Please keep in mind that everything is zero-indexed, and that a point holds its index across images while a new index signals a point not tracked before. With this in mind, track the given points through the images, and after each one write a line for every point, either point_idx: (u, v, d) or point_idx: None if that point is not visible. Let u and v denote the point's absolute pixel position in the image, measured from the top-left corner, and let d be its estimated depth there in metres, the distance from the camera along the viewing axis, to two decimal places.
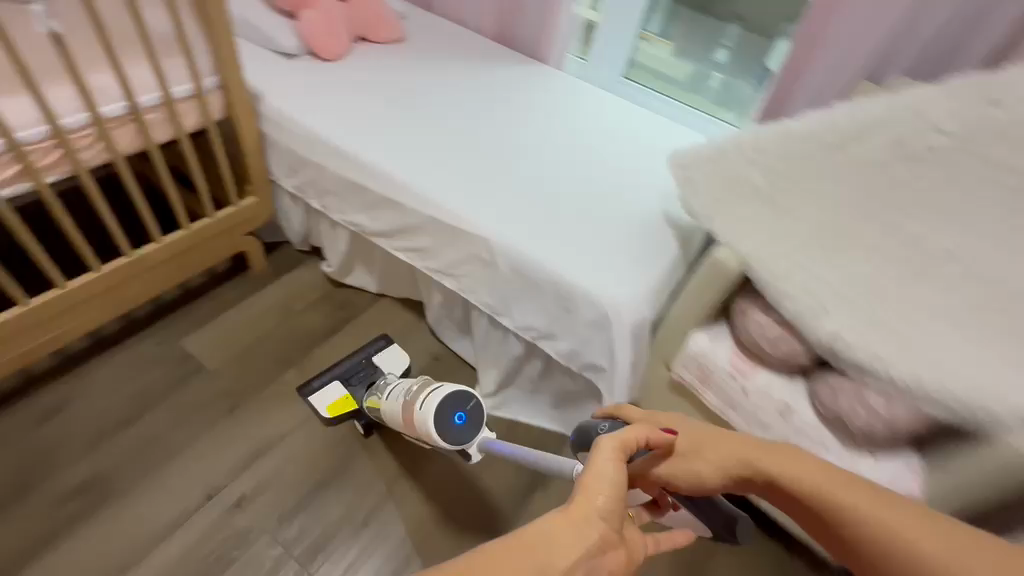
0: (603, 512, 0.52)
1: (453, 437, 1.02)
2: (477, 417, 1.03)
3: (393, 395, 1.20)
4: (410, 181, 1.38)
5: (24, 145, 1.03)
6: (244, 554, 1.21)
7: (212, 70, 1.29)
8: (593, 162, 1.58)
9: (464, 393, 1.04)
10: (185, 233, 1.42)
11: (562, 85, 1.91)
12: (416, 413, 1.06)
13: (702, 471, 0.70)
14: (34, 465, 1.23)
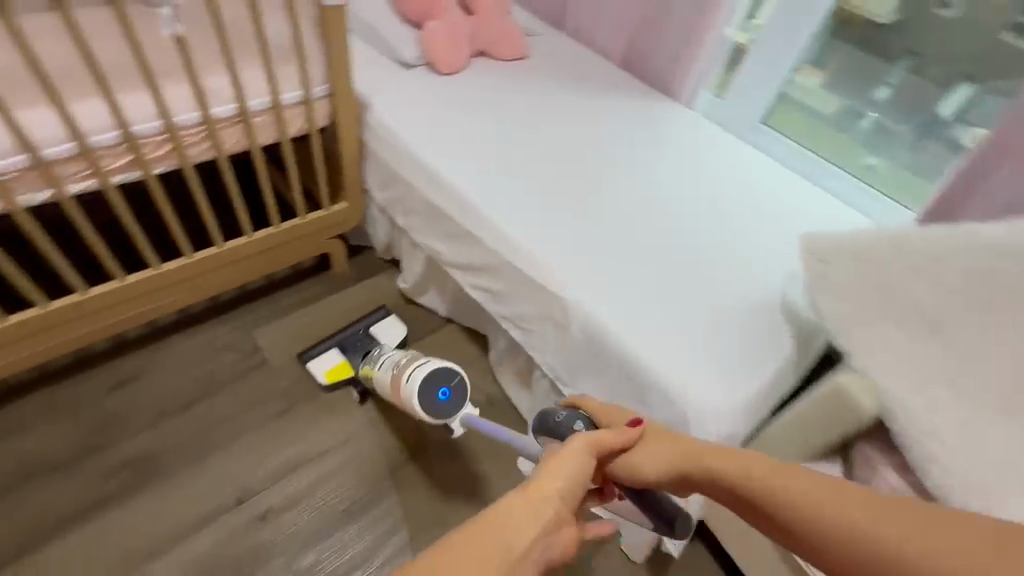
0: (561, 494, 0.54)
1: (438, 410, 1.14)
2: (459, 395, 1.15)
3: (380, 365, 1.31)
4: (496, 220, 1.28)
5: (139, 138, 1.07)
6: (265, 566, 1.19)
7: (323, 79, 1.28)
8: (705, 222, 1.38)
9: (450, 372, 1.16)
10: (275, 231, 1.44)
11: (686, 127, 1.71)
12: (403, 386, 1.17)
13: (646, 464, 0.64)
14: (102, 429, 1.31)
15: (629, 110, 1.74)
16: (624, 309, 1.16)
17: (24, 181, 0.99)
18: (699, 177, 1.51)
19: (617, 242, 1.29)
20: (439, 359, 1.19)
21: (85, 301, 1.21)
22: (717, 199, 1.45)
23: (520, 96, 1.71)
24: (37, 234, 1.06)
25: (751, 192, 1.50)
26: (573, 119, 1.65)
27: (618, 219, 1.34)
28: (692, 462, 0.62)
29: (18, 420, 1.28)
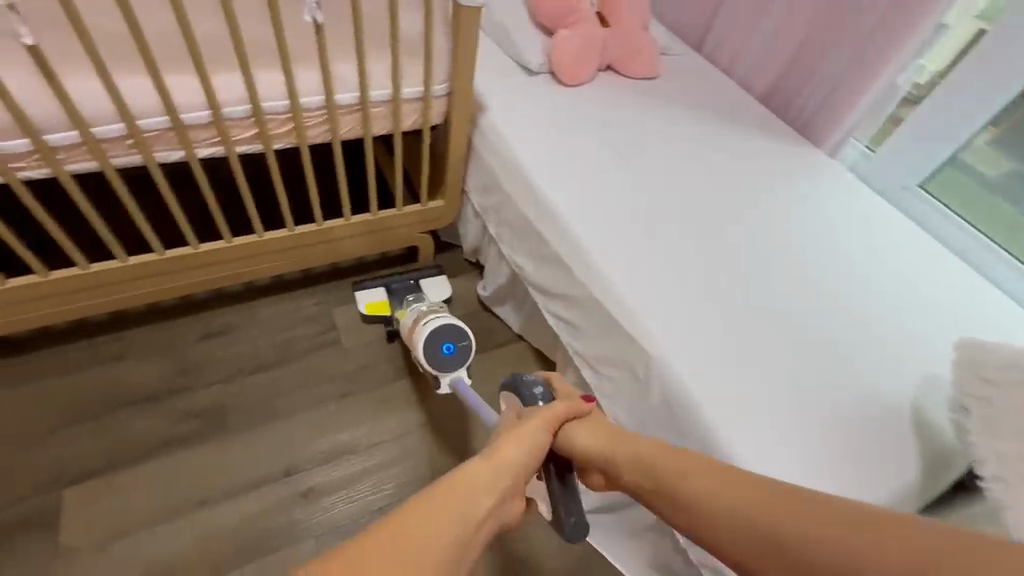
0: (519, 460, 0.59)
1: (437, 363, 1.20)
2: (463, 353, 1.21)
3: (407, 310, 1.39)
4: (591, 252, 1.20)
5: (267, 113, 1.11)
6: (299, 543, 1.21)
7: (445, 77, 1.26)
8: (826, 293, 1.21)
9: (460, 330, 1.22)
10: (371, 218, 1.46)
11: (821, 181, 1.50)
12: (414, 330, 1.26)
13: (581, 436, 0.72)
14: (184, 373, 1.40)
15: (759, 151, 1.57)
16: (713, 379, 1.04)
17: (163, 139, 1.06)
18: (828, 239, 1.33)
19: (720, 303, 1.16)
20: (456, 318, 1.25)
21: (195, 254, 1.30)
22: (846, 269, 1.27)
23: (640, 118, 1.61)
24: (164, 189, 1.15)
25: (891, 268, 1.29)
26: (692, 152, 1.52)
27: (724, 275, 1.21)
28: (618, 446, 0.70)
29: (120, 348, 1.40)
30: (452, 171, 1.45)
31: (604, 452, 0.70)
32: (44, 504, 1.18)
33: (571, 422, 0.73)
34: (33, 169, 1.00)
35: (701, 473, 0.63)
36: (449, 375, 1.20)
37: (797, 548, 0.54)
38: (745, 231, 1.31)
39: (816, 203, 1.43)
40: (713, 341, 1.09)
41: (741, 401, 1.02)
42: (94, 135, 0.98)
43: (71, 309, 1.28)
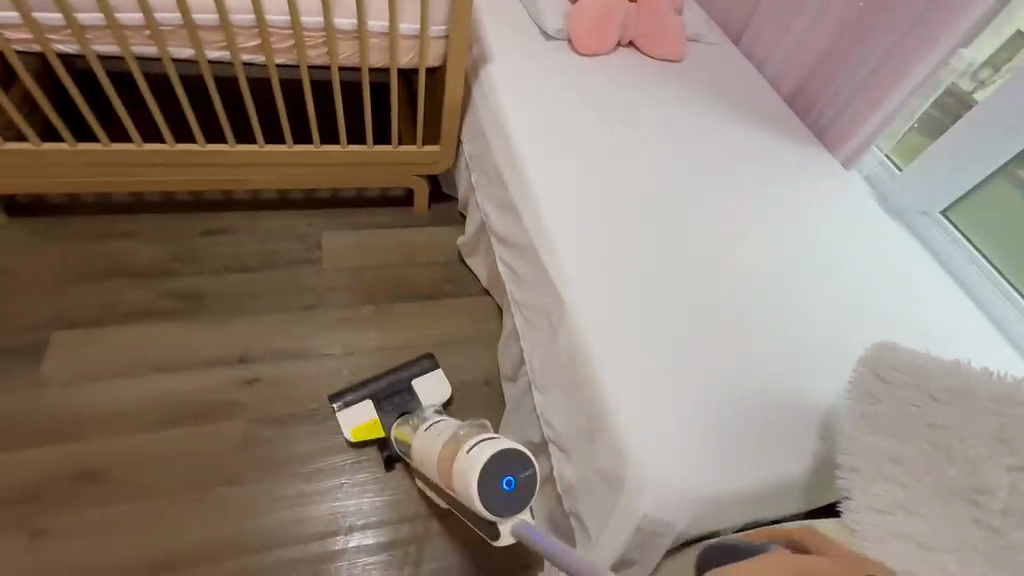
0: None
1: (499, 507, 0.87)
2: (528, 488, 0.89)
3: (434, 435, 1.12)
4: (543, 206, 1.24)
5: (270, 26, 1.22)
6: (236, 422, 1.33)
7: (443, 20, 1.32)
8: (772, 297, 1.19)
9: (518, 455, 0.91)
10: (364, 151, 1.55)
11: (813, 190, 1.45)
12: (460, 466, 0.94)
13: None
14: (178, 258, 1.56)
15: (762, 151, 1.53)
16: (624, 343, 1.06)
17: (177, 36, 1.20)
18: (793, 247, 1.30)
19: (655, 279, 1.17)
20: (504, 438, 0.95)
21: (200, 152, 1.44)
22: (804, 281, 1.24)
23: (648, 98, 1.59)
24: (175, 83, 1.29)
25: (852, 290, 1.25)
26: (689, 140, 1.50)
27: (670, 256, 1.22)
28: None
29: (130, 227, 1.58)
30: (447, 115, 1.51)
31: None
32: (37, 337, 1.36)
33: None
34: (66, 44, 1.16)
35: None
36: (514, 522, 0.87)
37: None
38: (709, 222, 1.31)
39: (797, 212, 1.39)
40: (636, 310, 1.11)
41: (642, 368, 1.03)
42: (118, 20, 1.13)
43: (92, 183, 1.46)
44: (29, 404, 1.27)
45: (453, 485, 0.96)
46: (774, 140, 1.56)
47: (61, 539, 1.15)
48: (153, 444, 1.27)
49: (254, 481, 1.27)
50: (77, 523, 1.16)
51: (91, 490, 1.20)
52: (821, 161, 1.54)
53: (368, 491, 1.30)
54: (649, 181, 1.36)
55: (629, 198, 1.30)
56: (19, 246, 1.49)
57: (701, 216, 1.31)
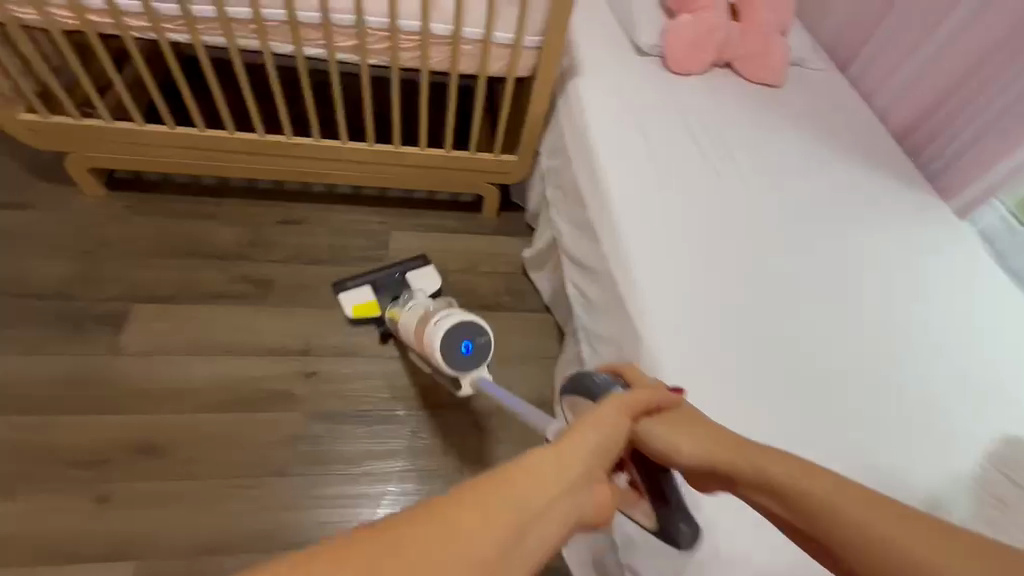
0: (595, 445, 0.48)
1: (458, 364, 1.11)
2: (482, 350, 1.12)
3: (410, 309, 1.30)
4: (624, 232, 1.18)
5: (367, 27, 1.22)
6: (291, 413, 1.35)
7: (538, 30, 1.28)
8: (862, 358, 1.09)
9: (476, 326, 1.12)
10: (441, 154, 1.54)
11: (918, 242, 1.32)
12: (426, 334, 1.14)
13: (684, 444, 0.61)
14: (253, 245, 1.60)
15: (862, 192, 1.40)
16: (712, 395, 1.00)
17: (279, 32, 1.22)
18: (889, 303, 1.18)
19: (735, 324, 1.09)
20: (466, 313, 1.14)
21: (287, 144, 1.47)
22: (901, 342, 1.12)
23: (741, 125, 1.50)
24: (272, 76, 1.32)
25: (959, 360, 1.12)
26: (782, 174, 1.40)
27: (752, 299, 1.13)
28: (735, 453, 0.61)
29: (212, 209, 1.64)
30: (529, 125, 1.47)
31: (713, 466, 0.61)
32: (119, 308, 1.43)
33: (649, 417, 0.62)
34: (178, 33, 1.20)
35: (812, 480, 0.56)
36: (471, 374, 1.13)
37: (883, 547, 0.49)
38: (796, 266, 1.21)
39: (899, 266, 1.25)
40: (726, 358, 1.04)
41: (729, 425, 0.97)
42: (227, 13, 1.16)
43: (182, 164, 1.52)
44: (105, 371, 1.33)
45: (423, 347, 1.18)
46: (877, 181, 1.43)
47: (120, 509, 1.19)
48: (211, 425, 1.30)
49: (302, 476, 1.28)
50: (135, 494, 1.21)
51: (151, 464, 1.24)
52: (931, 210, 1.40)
53: (410, 502, 1.29)
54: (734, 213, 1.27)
55: (713, 231, 1.22)
56: (111, 217, 1.56)
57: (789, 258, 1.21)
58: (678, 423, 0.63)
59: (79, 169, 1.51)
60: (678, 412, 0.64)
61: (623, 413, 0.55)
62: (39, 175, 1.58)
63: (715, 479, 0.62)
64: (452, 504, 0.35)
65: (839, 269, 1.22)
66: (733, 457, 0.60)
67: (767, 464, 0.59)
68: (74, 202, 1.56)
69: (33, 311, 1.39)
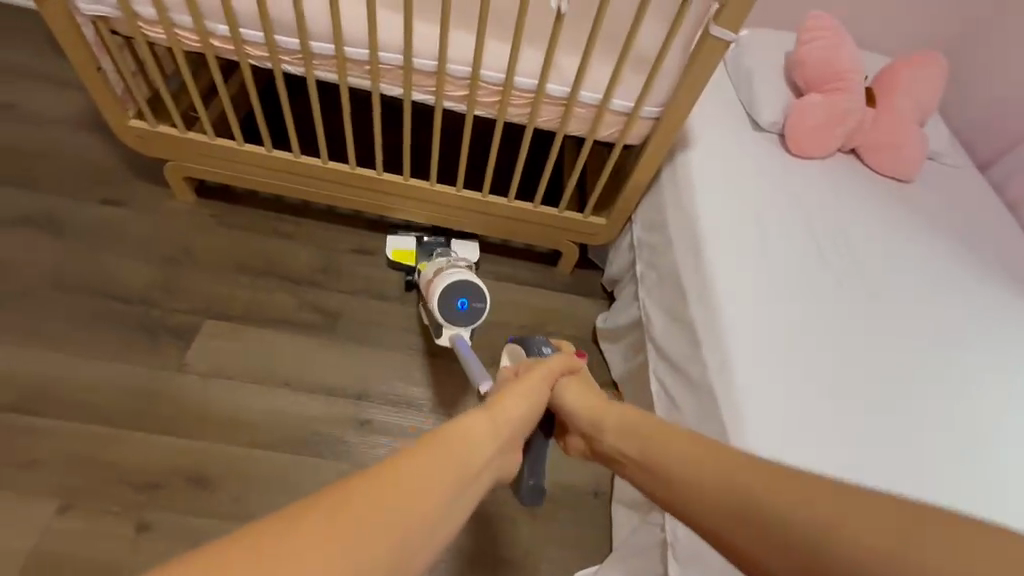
0: (517, 420, 0.74)
1: (452, 316, 1.31)
2: (475, 309, 1.30)
3: (437, 259, 1.47)
4: (725, 313, 1.12)
5: (482, 80, 1.16)
6: (337, 462, 1.30)
7: (660, 101, 1.19)
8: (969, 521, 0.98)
9: (472, 286, 1.31)
10: (530, 209, 1.46)
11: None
12: (430, 285, 1.36)
13: (573, 393, 0.88)
14: (323, 272, 1.57)
15: (996, 323, 1.26)
16: (788, 399, 1.04)
17: (392, 74, 1.18)
18: (1003, 462, 1.07)
19: (819, 383, 1.08)
20: (469, 273, 1.34)
21: (377, 179, 1.44)
22: (1010, 505, 1.02)
23: (862, 224, 1.36)
24: (375, 115, 1.29)
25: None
26: (901, 292, 1.26)
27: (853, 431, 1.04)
28: (606, 410, 0.84)
29: (291, 229, 1.62)
30: (628, 193, 1.37)
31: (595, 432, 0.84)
32: (188, 323, 1.42)
33: (563, 380, 0.90)
34: (293, 65, 1.19)
35: (664, 435, 0.74)
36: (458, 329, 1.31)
37: (694, 471, 0.66)
38: (903, 403, 1.10)
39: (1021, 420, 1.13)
40: (798, 364, 1.09)
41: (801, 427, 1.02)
42: (345, 52, 1.13)
43: (272, 184, 1.51)
44: (168, 388, 1.32)
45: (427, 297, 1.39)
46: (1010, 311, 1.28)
47: (159, 539, 1.16)
48: (260, 462, 1.27)
49: None
50: (176, 526, 1.17)
51: (197, 495, 1.21)
52: None
53: None
54: (841, 328, 1.16)
55: (814, 343, 1.13)
56: (195, 226, 1.57)
57: (894, 391, 1.11)
58: (576, 386, 0.90)
59: (176, 177, 1.53)
60: (584, 378, 0.92)
61: (548, 378, 0.86)
62: (136, 175, 1.61)
63: (592, 434, 0.84)
64: (423, 455, 0.56)
65: (955, 411, 1.11)
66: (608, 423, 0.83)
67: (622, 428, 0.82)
68: (164, 206, 1.58)
69: (109, 314, 1.40)
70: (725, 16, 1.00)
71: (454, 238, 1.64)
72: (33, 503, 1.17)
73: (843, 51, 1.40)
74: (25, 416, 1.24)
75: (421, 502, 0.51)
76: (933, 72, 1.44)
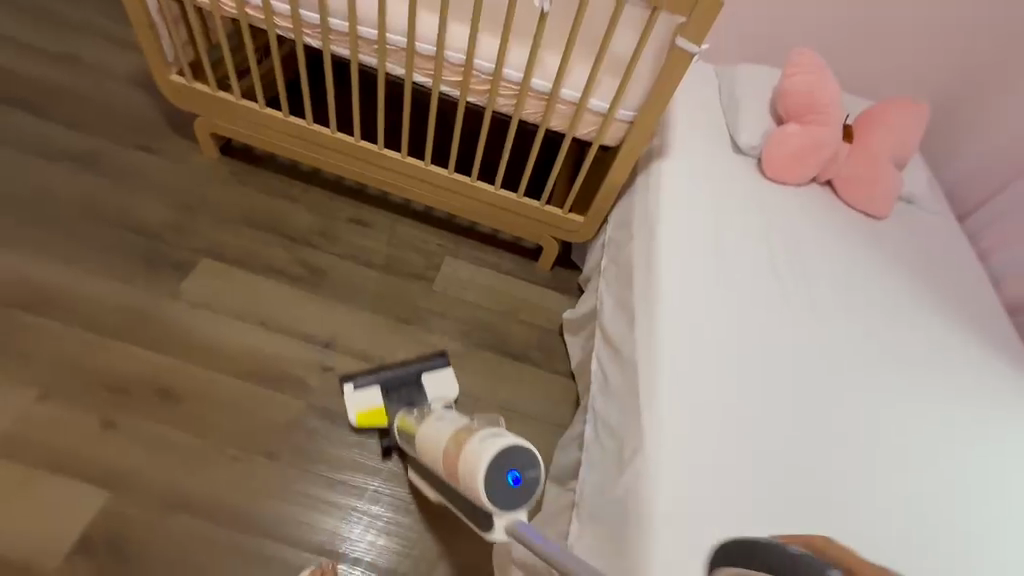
0: None
1: (501, 497, 0.90)
2: (533, 486, 0.91)
3: (440, 423, 1.12)
4: (663, 309, 1.20)
5: (475, 69, 1.29)
6: (297, 400, 1.40)
7: (635, 106, 1.28)
8: (848, 521, 1.05)
9: (523, 451, 0.92)
10: (513, 198, 1.55)
11: (961, 433, 1.24)
12: (463, 459, 0.96)
13: None
14: (318, 233, 1.69)
15: (929, 361, 1.32)
16: (707, 394, 1.12)
17: (396, 56, 1.32)
18: (901, 482, 1.13)
19: (744, 386, 1.16)
20: (512, 434, 0.96)
21: (375, 153, 1.56)
22: (901, 515, 1.09)
23: (819, 251, 1.43)
24: (380, 92, 1.43)
25: (947, 552, 1.07)
26: (843, 318, 1.33)
27: (757, 429, 1.11)
28: None
29: (296, 192, 1.76)
30: (602, 194, 1.45)
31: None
32: (190, 259, 1.56)
33: None
34: (313, 38, 1.35)
35: None
36: (510, 514, 0.90)
37: None
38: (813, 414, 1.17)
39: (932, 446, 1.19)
40: (727, 366, 1.17)
41: (715, 420, 1.10)
42: (358, 31, 1.28)
43: (284, 148, 1.66)
44: (158, 312, 1.45)
45: (456, 476, 0.98)
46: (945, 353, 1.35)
47: (123, 438, 1.28)
48: (224, 388, 1.38)
49: (283, 462, 1.33)
50: (138, 430, 1.30)
51: (163, 407, 1.33)
52: (995, 402, 1.30)
53: (373, 523, 1.30)
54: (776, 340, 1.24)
55: (748, 349, 1.20)
56: (211, 177, 1.73)
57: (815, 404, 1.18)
58: None
59: (203, 132, 1.70)
60: None
61: None
62: (170, 127, 1.79)
63: None
64: None
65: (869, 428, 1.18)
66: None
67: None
68: (188, 157, 1.75)
69: (121, 240, 1.56)
70: (690, 28, 1.11)
71: (428, 370, 1.46)
72: (19, 389, 1.30)
73: (825, 85, 1.47)
74: (32, 315, 1.40)
75: None
76: (912, 118, 1.50)
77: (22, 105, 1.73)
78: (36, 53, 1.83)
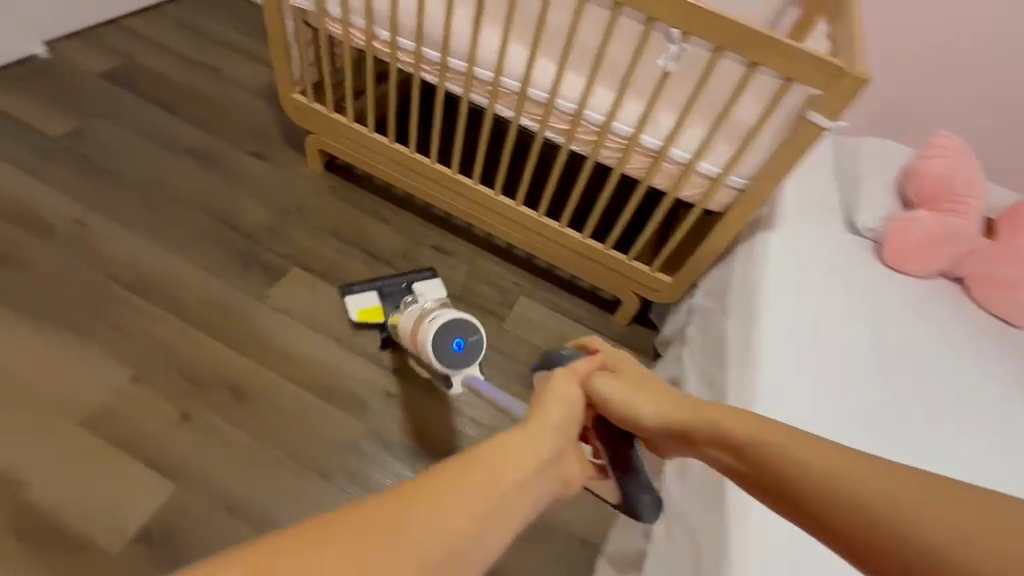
0: (561, 420, 0.54)
1: (448, 359, 1.21)
2: (475, 347, 1.21)
3: (410, 310, 1.37)
4: (759, 398, 1.09)
5: (583, 119, 1.27)
6: (358, 422, 1.41)
7: (749, 174, 1.21)
8: None
9: (467, 324, 1.22)
10: (600, 249, 1.51)
11: None
12: (419, 336, 1.25)
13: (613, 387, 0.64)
14: (401, 257, 1.72)
15: None
16: None
17: (508, 98, 1.33)
18: None
19: None
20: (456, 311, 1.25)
21: (469, 187, 1.57)
22: None
23: (943, 356, 1.27)
24: (484, 131, 1.44)
25: None
26: (968, 438, 1.16)
27: None
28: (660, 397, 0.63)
29: (387, 213, 1.80)
30: (699, 259, 1.37)
31: (625, 403, 0.63)
32: (281, 266, 1.62)
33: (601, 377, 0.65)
34: (430, 73, 1.39)
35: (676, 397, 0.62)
36: (460, 372, 1.22)
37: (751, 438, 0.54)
38: None
39: None
40: None
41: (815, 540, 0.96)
42: (474, 71, 1.31)
43: (383, 171, 1.72)
44: (245, 312, 1.52)
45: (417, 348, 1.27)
46: None
47: (195, 430, 1.33)
48: (292, 396, 1.41)
49: (335, 484, 1.32)
50: (209, 425, 1.34)
51: (236, 408, 1.37)
52: None
53: None
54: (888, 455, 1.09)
55: None
56: (311, 189, 1.82)
57: None
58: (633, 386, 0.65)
59: (313, 148, 1.79)
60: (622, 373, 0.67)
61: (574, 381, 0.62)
62: (282, 138, 1.92)
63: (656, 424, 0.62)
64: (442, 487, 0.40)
65: None
66: (684, 415, 0.60)
67: (721, 415, 0.57)
68: (295, 168, 1.86)
69: (224, 239, 1.65)
70: (825, 103, 1.03)
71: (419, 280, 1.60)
72: (114, 368, 1.39)
73: (967, 173, 1.32)
74: (138, 299, 1.50)
75: (432, 512, 0.38)
76: None
77: (163, 106, 1.91)
78: (183, 61, 2.03)
